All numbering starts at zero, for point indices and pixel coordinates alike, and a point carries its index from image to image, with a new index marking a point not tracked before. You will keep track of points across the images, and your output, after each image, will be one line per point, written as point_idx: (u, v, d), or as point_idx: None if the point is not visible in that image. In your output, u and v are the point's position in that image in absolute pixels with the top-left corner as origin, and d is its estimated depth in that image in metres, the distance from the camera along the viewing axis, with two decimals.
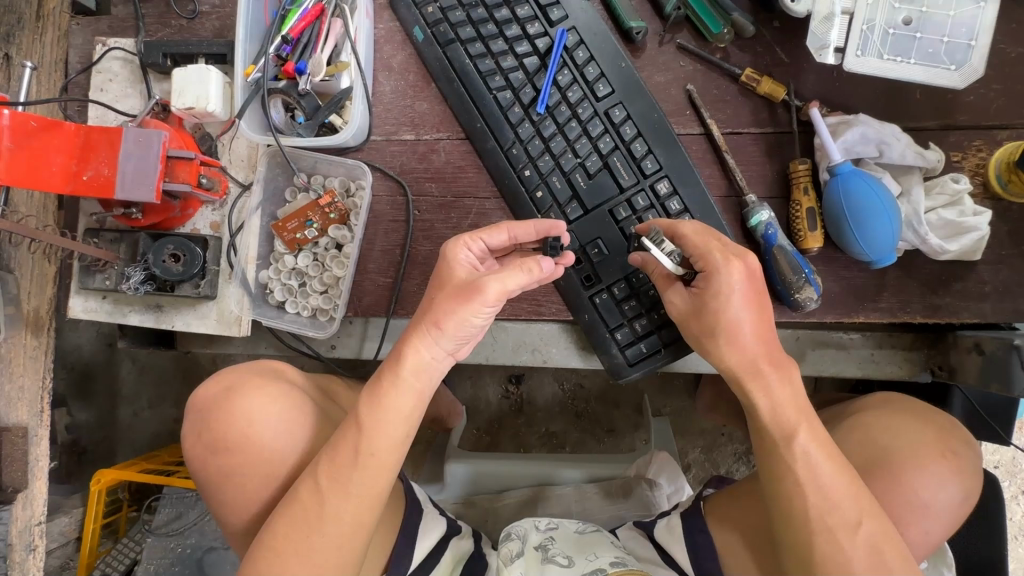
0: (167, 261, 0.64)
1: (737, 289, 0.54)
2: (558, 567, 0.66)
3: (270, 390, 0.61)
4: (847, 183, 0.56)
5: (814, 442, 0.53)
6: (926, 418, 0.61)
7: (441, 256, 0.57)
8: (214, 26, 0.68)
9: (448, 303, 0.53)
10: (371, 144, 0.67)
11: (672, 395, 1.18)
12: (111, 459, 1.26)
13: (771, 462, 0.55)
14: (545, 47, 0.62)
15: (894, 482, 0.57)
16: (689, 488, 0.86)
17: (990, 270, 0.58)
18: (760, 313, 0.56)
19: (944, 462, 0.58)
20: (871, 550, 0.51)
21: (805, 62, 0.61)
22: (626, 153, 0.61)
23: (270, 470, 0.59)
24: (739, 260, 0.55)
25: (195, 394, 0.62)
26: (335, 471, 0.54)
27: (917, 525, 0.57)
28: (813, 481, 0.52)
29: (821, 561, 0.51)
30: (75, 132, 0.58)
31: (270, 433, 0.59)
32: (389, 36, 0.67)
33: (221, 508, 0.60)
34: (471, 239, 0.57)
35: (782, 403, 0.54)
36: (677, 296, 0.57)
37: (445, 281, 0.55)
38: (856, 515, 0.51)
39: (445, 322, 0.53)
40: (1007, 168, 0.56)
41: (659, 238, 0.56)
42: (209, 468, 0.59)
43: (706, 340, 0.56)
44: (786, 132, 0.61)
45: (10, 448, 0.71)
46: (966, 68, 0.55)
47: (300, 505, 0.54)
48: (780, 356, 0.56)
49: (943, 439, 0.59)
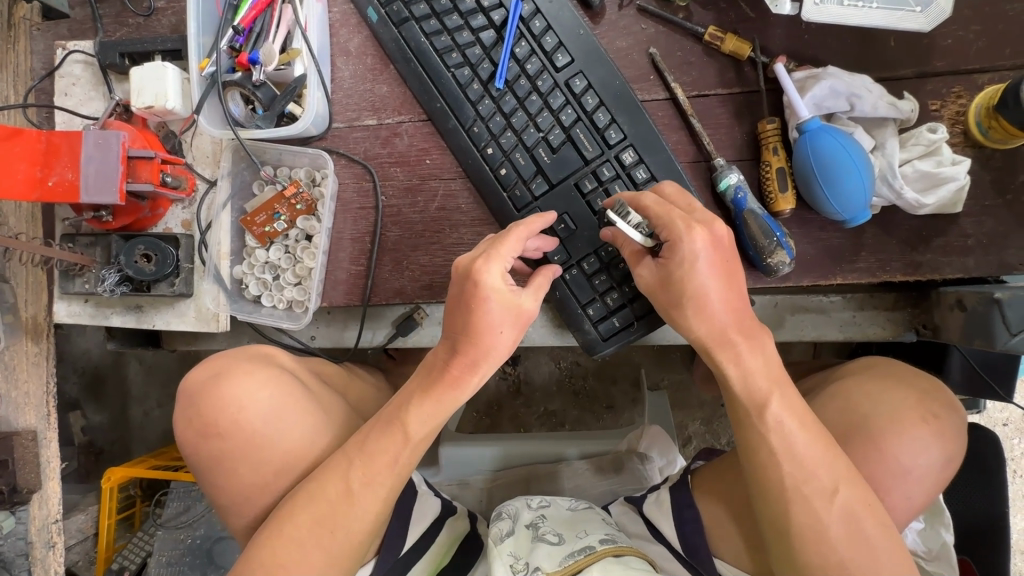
0: (139, 261, 0.65)
1: (701, 256, 0.53)
2: (547, 544, 0.65)
3: (261, 376, 0.61)
4: (815, 140, 0.54)
5: (788, 412, 0.52)
6: (908, 382, 0.59)
7: (481, 291, 0.53)
8: (171, 21, 0.68)
9: (515, 333, 0.55)
10: (334, 131, 0.66)
11: (669, 368, 1.17)
12: (127, 457, 1.30)
13: (745, 435, 0.54)
14: (500, 19, 0.60)
15: (874, 450, 0.56)
16: (681, 460, 0.86)
17: (973, 222, 0.56)
18: (729, 280, 0.55)
19: (926, 428, 0.56)
20: (848, 516, 0.50)
21: (770, 17, 0.58)
22: (589, 124, 0.60)
23: (263, 455, 0.60)
24: (703, 228, 0.53)
25: (186, 378, 0.63)
26: (371, 474, 0.55)
27: (896, 491, 0.56)
28: (789, 449, 0.52)
29: (798, 529, 0.51)
30: (37, 138, 0.59)
31: (261, 418, 0.60)
32: (344, 19, 0.65)
33: (215, 492, 0.61)
34: (505, 262, 0.54)
35: (753, 372, 0.53)
36: (645, 269, 0.56)
37: (503, 313, 0.54)
38: (832, 483, 0.51)
39: (505, 350, 0.55)
40: (987, 114, 0.53)
41: (624, 210, 0.54)
42: (202, 453, 0.60)
43: (674, 307, 0.55)
44: (754, 91, 0.59)
45: (20, 453, 0.74)
46: (933, 9, 0.52)
47: (327, 500, 0.55)
48: (753, 326, 0.55)
49: (925, 403, 0.58)
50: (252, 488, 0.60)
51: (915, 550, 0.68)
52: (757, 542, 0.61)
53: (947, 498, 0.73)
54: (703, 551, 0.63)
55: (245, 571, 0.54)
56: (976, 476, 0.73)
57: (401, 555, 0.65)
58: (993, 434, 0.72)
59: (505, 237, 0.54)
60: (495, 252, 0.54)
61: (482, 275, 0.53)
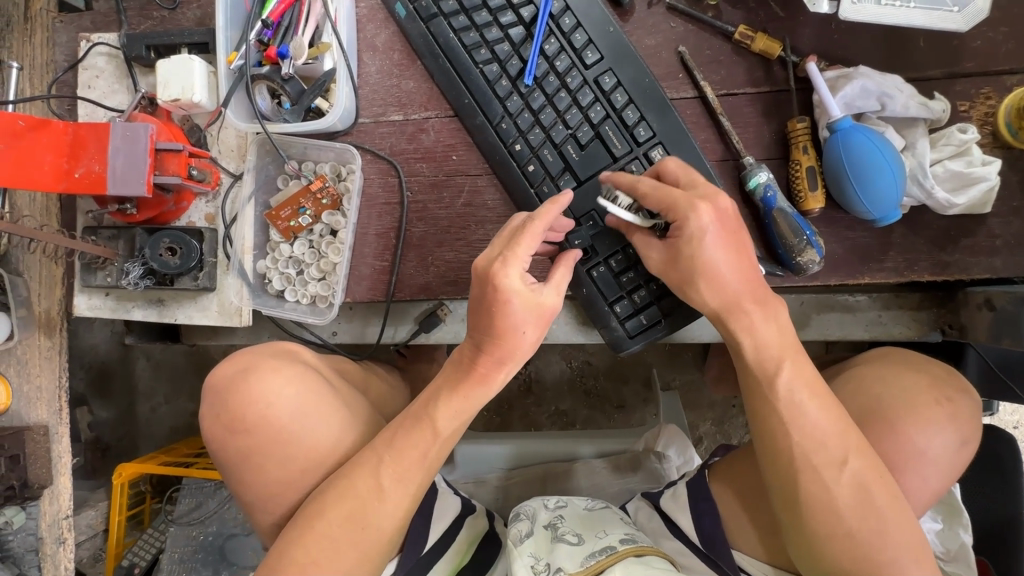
0: (164, 254, 0.65)
1: (709, 231, 0.53)
2: (568, 545, 0.63)
3: (288, 373, 0.61)
4: (847, 139, 0.54)
5: (797, 380, 0.54)
6: (922, 368, 0.61)
7: (503, 295, 0.51)
8: (196, 14, 0.67)
9: (538, 331, 0.54)
10: (359, 126, 0.66)
11: (680, 368, 1.17)
12: (134, 453, 1.30)
13: (757, 404, 0.56)
14: (530, 16, 0.60)
15: (890, 433, 0.57)
16: (697, 459, 0.87)
17: (1001, 223, 0.56)
18: (739, 249, 0.54)
19: (940, 410, 0.57)
20: (857, 486, 0.52)
21: (800, 16, 0.59)
22: (617, 121, 0.60)
23: (289, 449, 0.59)
24: (707, 203, 0.53)
25: (211, 375, 0.63)
26: (399, 470, 0.55)
27: (912, 473, 0.57)
28: (799, 421, 0.53)
29: (807, 498, 0.52)
30: (64, 130, 0.58)
31: (290, 414, 0.60)
32: (371, 14, 0.65)
33: (241, 488, 0.61)
34: (521, 262, 0.52)
35: (766, 341, 0.55)
36: (654, 250, 0.57)
37: (529, 314, 0.53)
38: (842, 453, 0.52)
39: (530, 347, 0.55)
40: (1017, 115, 0.54)
41: (613, 194, 0.57)
42: (230, 448, 0.60)
43: (683, 284, 0.55)
44: (783, 90, 0.59)
45: (34, 447, 0.73)
46: (970, 8, 0.52)
47: (355, 495, 0.55)
48: (766, 293, 0.55)
49: (938, 386, 0.59)
50: (278, 484, 0.60)
51: (933, 550, 0.68)
52: (771, 529, 0.62)
53: (965, 499, 0.74)
54: (720, 543, 0.63)
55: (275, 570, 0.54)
56: (995, 476, 0.73)
57: (424, 552, 0.65)
58: (1010, 436, 0.73)
59: (521, 236, 0.52)
60: (511, 254, 0.52)
61: (503, 279, 0.51)
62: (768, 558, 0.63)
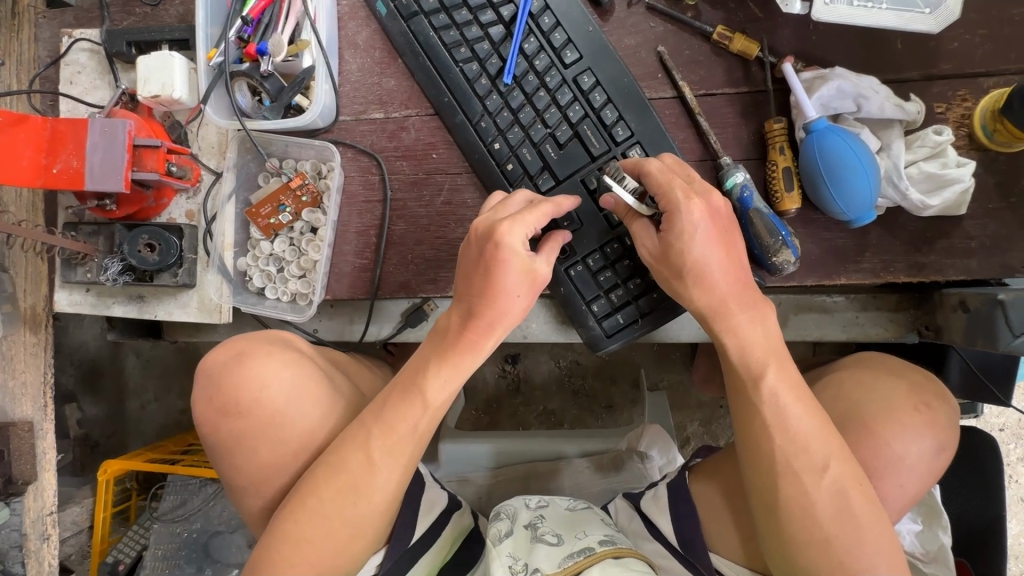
0: (142, 250, 0.65)
1: (699, 228, 0.53)
2: (546, 546, 0.63)
3: (282, 357, 0.61)
4: (822, 140, 0.54)
5: (782, 383, 0.54)
6: (899, 374, 0.61)
7: (507, 252, 0.53)
8: (178, 11, 0.68)
9: (527, 298, 0.55)
10: (340, 124, 0.66)
11: (669, 368, 1.17)
12: (123, 451, 1.29)
13: (741, 406, 0.56)
14: (510, 15, 0.60)
15: (869, 437, 0.57)
16: (680, 458, 0.87)
17: (977, 225, 0.56)
18: (728, 248, 0.55)
19: (918, 417, 0.58)
20: (836, 492, 0.52)
21: (779, 17, 0.59)
22: (596, 120, 0.60)
23: (281, 434, 0.60)
24: (700, 198, 0.53)
25: (205, 358, 0.62)
26: (390, 443, 0.56)
27: (890, 480, 0.57)
28: (781, 422, 0.53)
29: (786, 503, 0.52)
30: (43, 125, 0.58)
31: (282, 398, 0.60)
32: (353, 12, 0.65)
33: (232, 472, 0.61)
34: (529, 227, 0.54)
35: (750, 342, 0.55)
36: (646, 237, 0.56)
37: (523, 276, 0.54)
38: (823, 460, 0.52)
39: (520, 313, 0.56)
40: (992, 117, 0.54)
41: (620, 173, 0.55)
42: (221, 431, 0.60)
43: (674, 276, 0.55)
44: (761, 90, 0.59)
45: (15, 444, 0.72)
46: (942, 10, 0.53)
47: (345, 470, 0.56)
48: (753, 298, 0.55)
49: (916, 392, 0.59)
50: (268, 469, 0.60)
51: (912, 552, 0.68)
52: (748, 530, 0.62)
53: (944, 500, 0.74)
54: (698, 545, 0.63)
55: (268, 549, 0.55)
56: (974, 477, 0.73)
57: (411, 543, 0.64)
58: (990, 438, 0.73)
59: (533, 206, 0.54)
60: (520, 217, 0.53)
61: (506, 238, 0.53)
62: (745, 562, 0.63)
